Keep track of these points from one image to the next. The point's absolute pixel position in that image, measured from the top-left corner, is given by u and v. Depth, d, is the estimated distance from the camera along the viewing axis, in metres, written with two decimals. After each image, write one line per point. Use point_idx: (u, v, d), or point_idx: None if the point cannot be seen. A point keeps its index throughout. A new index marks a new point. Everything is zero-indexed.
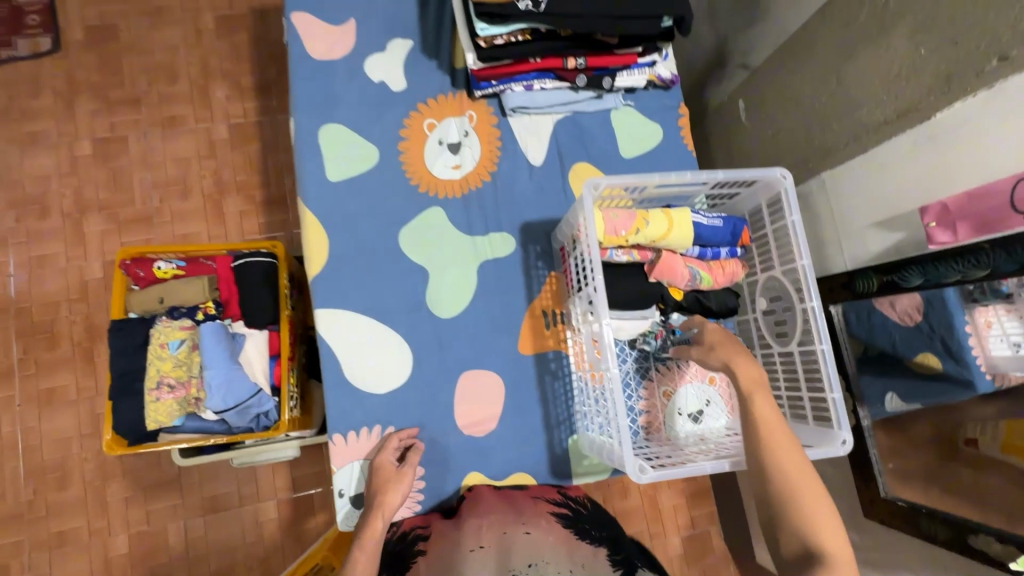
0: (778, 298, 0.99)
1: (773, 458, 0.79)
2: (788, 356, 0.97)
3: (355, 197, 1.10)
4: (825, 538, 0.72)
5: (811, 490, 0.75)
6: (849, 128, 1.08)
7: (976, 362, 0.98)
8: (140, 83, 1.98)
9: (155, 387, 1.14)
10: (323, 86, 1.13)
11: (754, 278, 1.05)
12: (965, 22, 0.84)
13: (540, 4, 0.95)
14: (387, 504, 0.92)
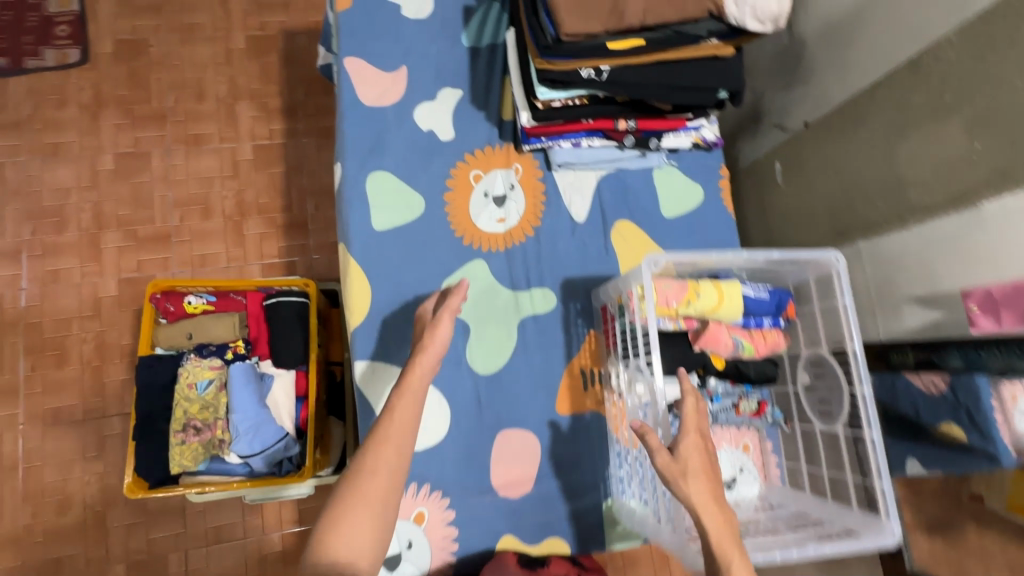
0: (820, 374, 1.02)
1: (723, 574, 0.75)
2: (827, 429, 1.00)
3: (400, 247, 1.09)
4: None
5: None
6: (894, 207, 1.10)
7: (1002, 436, 0.93)
8: (167, 100, 1.97)
9: (181, 429, 1.11)
10: (373, 132, 1.13)
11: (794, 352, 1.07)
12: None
13: (603, 73, 0.94)
14: (424, 359, 0.89)
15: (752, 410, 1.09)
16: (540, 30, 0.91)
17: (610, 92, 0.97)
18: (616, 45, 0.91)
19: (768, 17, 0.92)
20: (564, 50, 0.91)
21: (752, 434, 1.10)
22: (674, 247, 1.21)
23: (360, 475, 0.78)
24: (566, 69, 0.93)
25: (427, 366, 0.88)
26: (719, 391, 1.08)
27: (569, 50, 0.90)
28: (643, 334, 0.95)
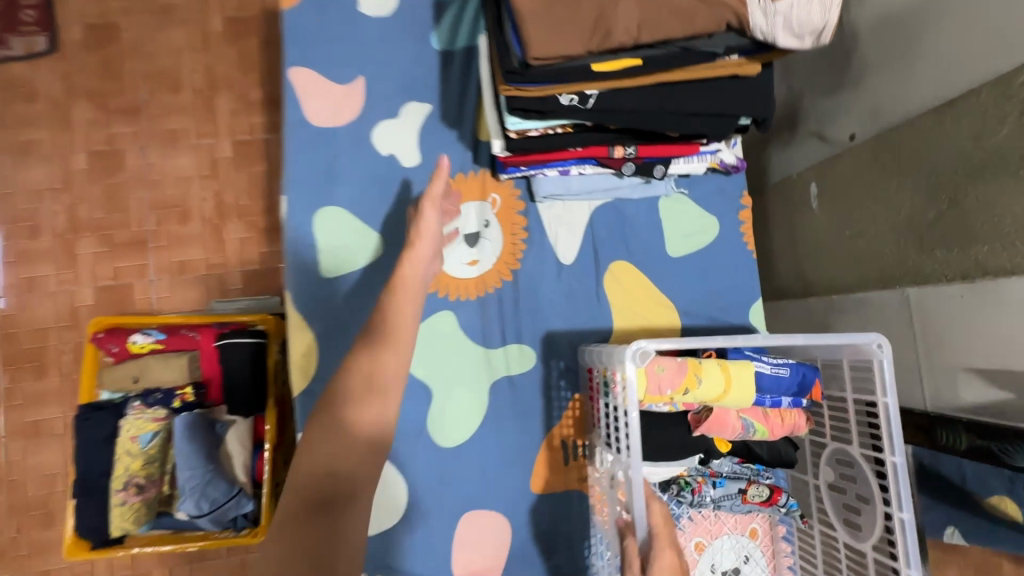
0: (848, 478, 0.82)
1: None
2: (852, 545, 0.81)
3: (352, 297, 0.94)
4: None
5: None
6: (959, 266, 0.86)
7: None
8: (141, 92, 1.82)
9: (121, 488, 1.03)
10: (323, 159, 0.96)
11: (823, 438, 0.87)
12: None
13: (589, 100, 0.75)
14: (419, 250, 0.87)
15: (762, 499, 0.91)
16: (505, 50, 0.73)
17: (599, 122, 0.78)
18: (604, 67, 0.72)
19: (809, 30, 0.71)
20: (536, 74, 0.72)
21: (762, 519, 0.95)
22: (680, 293, 1.02)
23: (355, 398, 0.75)
24: (540, 96, 0.75)
25: (421, 259, 0.85)
26: (723, 472, 0.93)
27: (542, 73, 0.72)
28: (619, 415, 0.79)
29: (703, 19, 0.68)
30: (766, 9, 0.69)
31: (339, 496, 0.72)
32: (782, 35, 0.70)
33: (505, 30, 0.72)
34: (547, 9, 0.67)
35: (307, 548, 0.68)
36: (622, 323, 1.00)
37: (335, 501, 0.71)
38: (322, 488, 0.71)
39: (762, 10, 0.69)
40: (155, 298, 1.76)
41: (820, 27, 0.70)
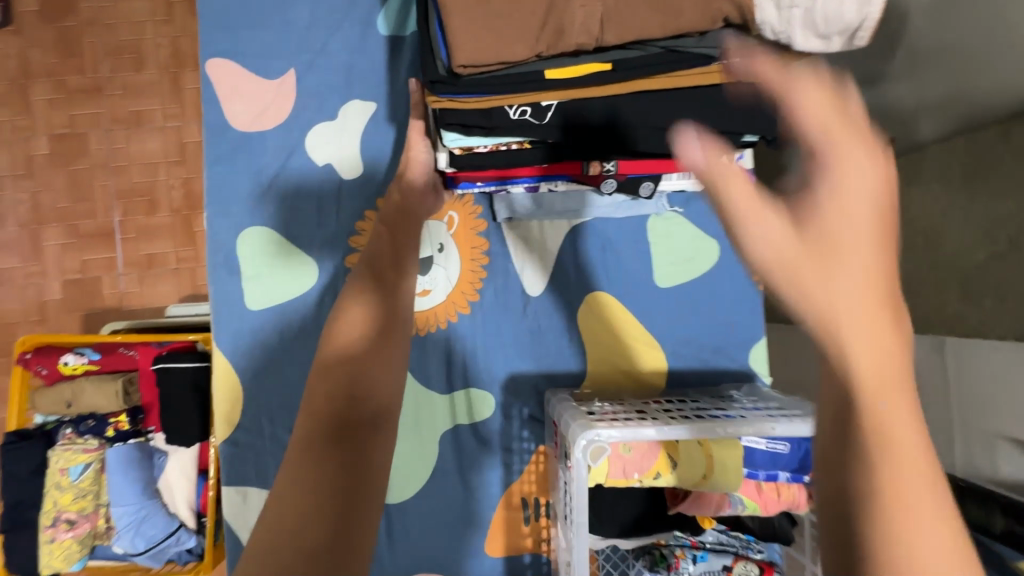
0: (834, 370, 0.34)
1: None
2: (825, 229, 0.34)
3: (282, 333, 0.82)
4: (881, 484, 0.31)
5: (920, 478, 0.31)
6: (1016, 322, 0.67)
7: None
8: (102, 69, 1.68)
9: (50, 525, 0.95)
10: (247, 169, 0.82)
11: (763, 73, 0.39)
12: None
13: (546, 114, 0.62)
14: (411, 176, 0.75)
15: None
16: (431, 55, 0.60)
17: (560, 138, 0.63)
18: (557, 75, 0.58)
19: (839, 28, 0.55)
20: (470, 83, 0.59)
21: None
22: (670, 330, 0.87)
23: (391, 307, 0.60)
24: (483, 108, 0.61)
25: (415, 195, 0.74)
26: (706, 546, 0.79)
27: (478, 83, 0.59)
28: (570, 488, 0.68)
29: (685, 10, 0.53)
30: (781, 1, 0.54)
31: (369, 421, 0.51)
32: (801, 35, 0.55)
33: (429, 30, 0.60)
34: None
35: (321, 487, 0.46)
36: (597, 365, 0.86)
37: (357, 426, 0.50)
38: (341, 411, 0.50)
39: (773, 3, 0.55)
40: (123, 292, 1.68)
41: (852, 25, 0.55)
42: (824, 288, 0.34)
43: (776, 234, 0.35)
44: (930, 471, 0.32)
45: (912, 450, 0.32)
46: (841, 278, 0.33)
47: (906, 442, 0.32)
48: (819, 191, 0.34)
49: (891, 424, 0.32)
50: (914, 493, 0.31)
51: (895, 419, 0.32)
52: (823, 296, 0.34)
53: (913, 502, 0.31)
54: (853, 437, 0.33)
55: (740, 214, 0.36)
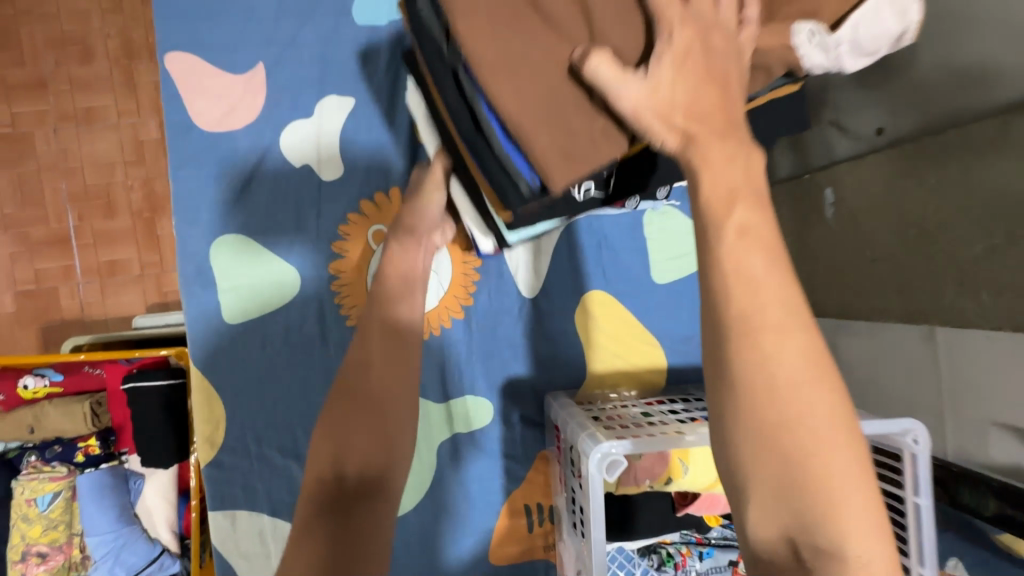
0: (710, 264, 0.40)
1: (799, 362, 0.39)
2: (714, 144, 0.41)
3: (263, 347, 0.77)
4: (738, 342, 0.39)
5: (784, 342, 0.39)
6: (1004, 315, 0.69)
7: None
8: (45, 63, 1.56)
9: (20, 560, 0.89)
10: (216, 176, 0.76)
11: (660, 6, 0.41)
12: None
13: (608, 182, 0.58)
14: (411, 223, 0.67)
15: None
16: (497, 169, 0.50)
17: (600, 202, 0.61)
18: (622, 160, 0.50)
19: (886, 42, 0.54)
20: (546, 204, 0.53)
21: None
22: (668, 327, 0.85)
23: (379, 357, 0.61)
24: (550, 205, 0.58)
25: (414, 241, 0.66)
26: (713, 541, 0.79)
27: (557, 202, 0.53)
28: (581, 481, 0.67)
29: (745, 51, 0.44)
30: (835, 49, 0.50)
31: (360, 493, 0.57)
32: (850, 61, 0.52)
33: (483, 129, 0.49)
34: (516, 83, 0.44)
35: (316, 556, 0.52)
36: (597, 366, 0.84)
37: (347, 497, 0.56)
38: (332, 483, 0.56)
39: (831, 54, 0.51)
40: (83, 302, 1.57)
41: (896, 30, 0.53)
42: (719, 191, 0.40)
43: (636, 96, 0.40)
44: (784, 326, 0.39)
45: (799, 344, 0.39)
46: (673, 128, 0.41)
47: (786, 339, 0.39)
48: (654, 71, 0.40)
49: (760, 310, 0.39)
50: (792, 382, 0.39)
51: (773, 309, 0.39)
52: (716, 202, 0.40)
53: (800, 397, 0.39)
54: (735, 328, 0.39)
55: (606, 85, 0.40)
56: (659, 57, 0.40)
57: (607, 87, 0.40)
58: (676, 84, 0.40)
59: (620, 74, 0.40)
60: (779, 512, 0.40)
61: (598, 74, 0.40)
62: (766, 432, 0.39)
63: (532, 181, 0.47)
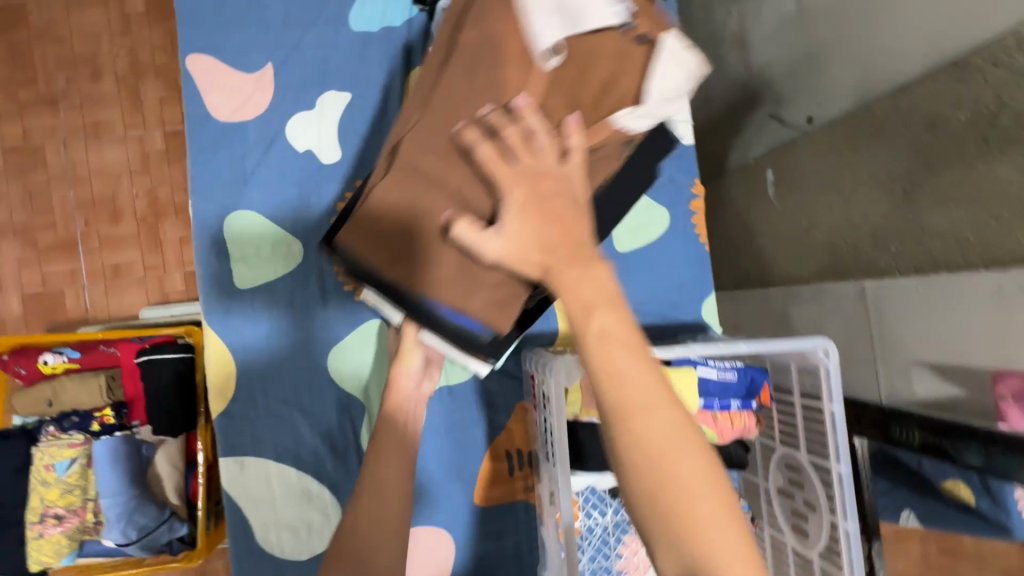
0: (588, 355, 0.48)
1: (667, 436, 0.45)
2: (565, 271, 0.50)
3: (271, 309, 0.87)
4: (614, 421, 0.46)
5: (653, 419, 0.46)
6: (909, 261, 0.82)
7: (1016, 510, 0.86)
8: (57, 81, 1.67)
9: (37, 521, 0.95)
10: (230, 160, 0.87)
11: (496, 176, 0.54)
12: None
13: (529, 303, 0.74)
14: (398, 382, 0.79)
15: None
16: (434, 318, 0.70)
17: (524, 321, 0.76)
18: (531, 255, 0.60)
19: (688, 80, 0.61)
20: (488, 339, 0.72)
21: None
22: (630, 290, 0.96)
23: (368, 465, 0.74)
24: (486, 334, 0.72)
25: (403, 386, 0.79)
26: None
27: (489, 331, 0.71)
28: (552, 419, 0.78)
29: (576, 174, 0.55)
30: (652, 113, 0.61)
31: None
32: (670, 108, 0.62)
33: (428, 306, 0.69)
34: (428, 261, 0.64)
35: None
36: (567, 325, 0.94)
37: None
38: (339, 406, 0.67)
39: (650, 116, 0.61)
40: (88, 304, 1.65)
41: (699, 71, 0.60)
42: (575, 305, 0.49)
43: (496, 247, 0.53)
44: (651, 401, 0.46)
45: (666, 411, 0.46)
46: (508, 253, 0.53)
47: (652, 413, 0.46)
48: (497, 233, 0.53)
49: (632, 389, 0.46)
50: (664, 445, 0.45)
51: (642, 388, 0.46)
52: (575, 314, 0.49)
53: (671, 458, 0.45)
54: (611, 408, 0.46)
55: (471, 244, 0.55)
56: (502, 222, 0.53)
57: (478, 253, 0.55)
58: (520, 241, 0.52)
59: (478, 235, 0.55)
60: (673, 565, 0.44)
61: (466, 239, 0.56)
62: (648, 498, 0.45)
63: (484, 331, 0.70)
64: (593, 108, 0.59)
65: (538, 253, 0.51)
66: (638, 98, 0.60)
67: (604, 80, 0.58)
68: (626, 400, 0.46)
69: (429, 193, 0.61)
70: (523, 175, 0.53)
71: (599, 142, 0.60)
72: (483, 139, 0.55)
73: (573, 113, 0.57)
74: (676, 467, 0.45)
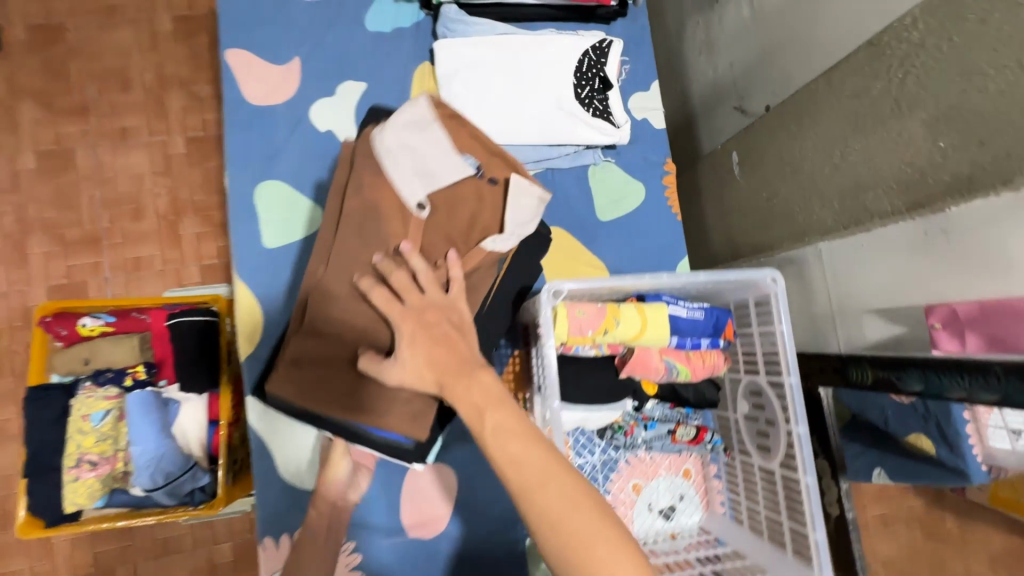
0: (495, 448, 0.68)
1: (557, 499, 0.66)
2: (455, 383, 0.72)
3: (296, 266, 0.98)
4: (526, 491, 0.66)
5: (553, 487, 0.66)
6: (847, 216, 0.95)
7: (974, 452, 0.92)
8: (89, 91, 1.82)
9: (74, 465, 1.04)
10: (263, 137, 1.00)
11: (389, 311, 0.77)
12: (976, 119, 0.72)
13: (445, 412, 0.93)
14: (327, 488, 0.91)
15: (690, 437, 1.00)
16: (364, 437, 0.86)
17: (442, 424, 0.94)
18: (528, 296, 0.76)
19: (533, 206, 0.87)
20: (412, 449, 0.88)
21: (694, 459, 1.03)
22: (611, 254, 1.09)
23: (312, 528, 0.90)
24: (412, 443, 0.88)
25: (335, 482, 0.91)
26: (655, 416, 1.00)
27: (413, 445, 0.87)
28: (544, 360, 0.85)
29: (453, 301, 0.78)
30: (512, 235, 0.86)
31: None
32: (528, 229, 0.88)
33: (357, 428, 0.87)
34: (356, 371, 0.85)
35: None
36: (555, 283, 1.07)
37: None
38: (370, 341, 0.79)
39: (512, 236, 0.87)
40: (109, 296, 1.75)
41: (539, 198, 0.87)
42: (471, 409, 0.70)
43: (398, 372, 0.75)
44: (547, 474, 0.66)
45: (556, 483, 0.66)
46: (402, 376, 0.75)
47: (549, 484, 0.66)
48: (398, 363, 0.74)
49: (530, 467, 0.67)
50: (556, 512, 0.65)
51: (537, 463, 0.67)
52: (471, 416, 0.70)
53: (569, 516, 0.65)
54: (521, 484, 0.66)
55: (374, 371, 0.77)
56: (398, 354, 0.74)
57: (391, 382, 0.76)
58: (414, 369, 0.74)
59: (377, 365, 0.77)
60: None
61: (371, 366, 0.78)
62: (554, 544, 0.65)
63: (407, 441, 0.87)
64: (465, 242, 0.86)
65: (430, 372, 0.73)
66: (499, 227, 0.86)
67: (469, 221, 0.86)
68: (527, 479, 0.66)
69: (352, 330, 0.85)
70: (411, 311, 0.76)
71: (477, 264, 0.86)
72: (377, 287, 0.79)
73: (449, 246, 0.85)
74: (571, 529, 0.65)
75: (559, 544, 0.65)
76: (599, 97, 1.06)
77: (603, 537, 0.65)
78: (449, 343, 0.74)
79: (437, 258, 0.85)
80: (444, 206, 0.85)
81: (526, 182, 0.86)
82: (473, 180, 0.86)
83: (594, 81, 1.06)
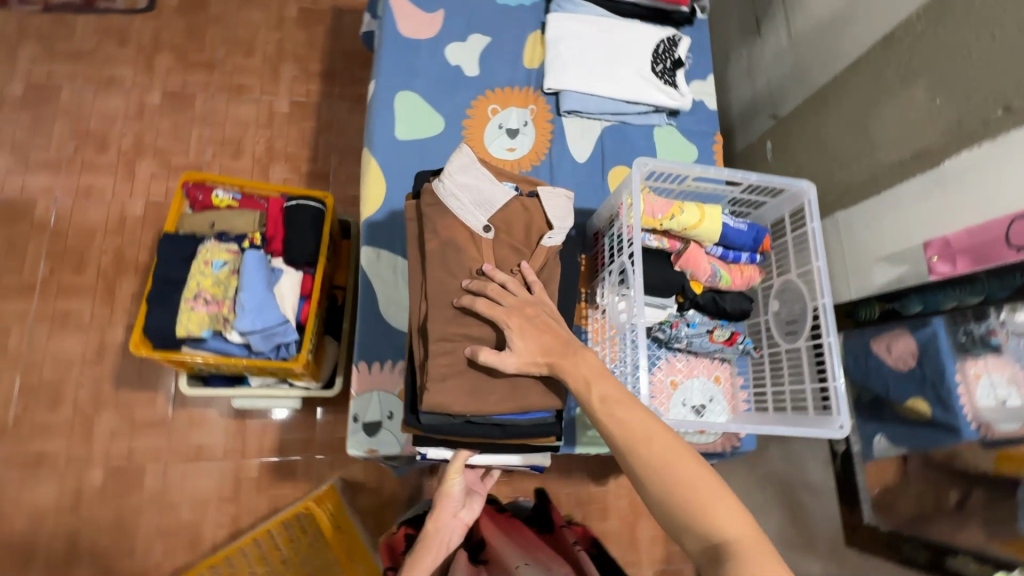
0: (594, 409, 0.86)
1: (656, 448, 0.81)
2: (564, 360, 0.91)
3: (417, 156, 1.21)
4: (631, 444, 0.82)
5: (657, 443, 0.81)
6: (864, 171, 1.22)
7: (963, 411, 1.00)
8: (218, 52, 2.14)
9: (192, 298, 1.21)
10: (407, 60, 1.27)
11: (494, 314, 0.91)
12: (960, 83, 1.02)
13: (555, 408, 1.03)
14: (446, 502, 1.05)
15: (725, 338, 1.13)
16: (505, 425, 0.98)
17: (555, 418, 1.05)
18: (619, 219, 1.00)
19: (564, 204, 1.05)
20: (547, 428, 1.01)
21: (725, 367, 1.18)
22: None
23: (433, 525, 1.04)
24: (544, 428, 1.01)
25: (453, 492, 1.05)
26: (695, 319, 1.13)
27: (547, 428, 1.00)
28: (625, 242, 1.04)
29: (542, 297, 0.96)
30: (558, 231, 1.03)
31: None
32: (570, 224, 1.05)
33: (495, 421, 0.97)
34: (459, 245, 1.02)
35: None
36: None
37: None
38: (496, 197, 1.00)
39: (560, 230, 1.03)
40: None
41: (567, 198, 1.05)
42: (578, 382, 0.89)
43: (511, 359, 0.90)
44: (645, 428, 0.83)
45: (656, 440, 0.81)
46: (514, 362, 0.90)
47: (649, 434, 0.82)
48: (511, 355, 0.90)
49: (633, 425, 0.83)
50: (655, 458, 0.80)
51: (637, 419, 0.84)
52: (580, 387, 0.88)
53: (672, 462, 0.80)
54: (626, 436, 0.83)
55: (491, 363, 0.89)
56: (512, 346, 0.90)
57: (510, 367, 0.90)
58: (529, 357, 0.90)
59: (496, 355, 0.90)
60: (693, 535, 0.77)
61: (491, 360, 0.90)
62: (658, 490, 0.79)
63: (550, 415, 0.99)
64: (528, 248, 1.02)
65: (542, 353, 0.91)
66: (548, 225, 1.03)
67: (524, 228, 1.02)
68: (630, 432, 0.83)
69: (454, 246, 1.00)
70: (514, 310, 0.91)
71: (543, 262, 1.01)
72: (476, 299, 0.92)
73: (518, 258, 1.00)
74: (675, 474, 0.79)
75: (665, 487, 0.79)
76: (669, 73, 1.34)
77: (706, 480, 0.78)
78: (550, 329, 0.93)
79: (512, 267, 0.99)
80: (504, 225, 1.01)
81: (551, 189, 1.05)
82: (516, 199, 1.02)
83: (667, 62, 1.35)
